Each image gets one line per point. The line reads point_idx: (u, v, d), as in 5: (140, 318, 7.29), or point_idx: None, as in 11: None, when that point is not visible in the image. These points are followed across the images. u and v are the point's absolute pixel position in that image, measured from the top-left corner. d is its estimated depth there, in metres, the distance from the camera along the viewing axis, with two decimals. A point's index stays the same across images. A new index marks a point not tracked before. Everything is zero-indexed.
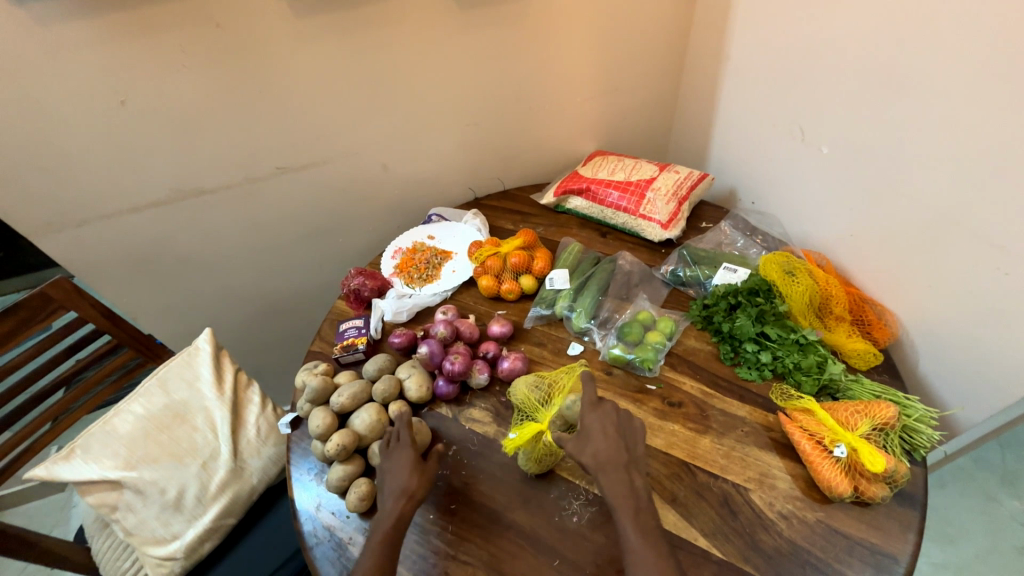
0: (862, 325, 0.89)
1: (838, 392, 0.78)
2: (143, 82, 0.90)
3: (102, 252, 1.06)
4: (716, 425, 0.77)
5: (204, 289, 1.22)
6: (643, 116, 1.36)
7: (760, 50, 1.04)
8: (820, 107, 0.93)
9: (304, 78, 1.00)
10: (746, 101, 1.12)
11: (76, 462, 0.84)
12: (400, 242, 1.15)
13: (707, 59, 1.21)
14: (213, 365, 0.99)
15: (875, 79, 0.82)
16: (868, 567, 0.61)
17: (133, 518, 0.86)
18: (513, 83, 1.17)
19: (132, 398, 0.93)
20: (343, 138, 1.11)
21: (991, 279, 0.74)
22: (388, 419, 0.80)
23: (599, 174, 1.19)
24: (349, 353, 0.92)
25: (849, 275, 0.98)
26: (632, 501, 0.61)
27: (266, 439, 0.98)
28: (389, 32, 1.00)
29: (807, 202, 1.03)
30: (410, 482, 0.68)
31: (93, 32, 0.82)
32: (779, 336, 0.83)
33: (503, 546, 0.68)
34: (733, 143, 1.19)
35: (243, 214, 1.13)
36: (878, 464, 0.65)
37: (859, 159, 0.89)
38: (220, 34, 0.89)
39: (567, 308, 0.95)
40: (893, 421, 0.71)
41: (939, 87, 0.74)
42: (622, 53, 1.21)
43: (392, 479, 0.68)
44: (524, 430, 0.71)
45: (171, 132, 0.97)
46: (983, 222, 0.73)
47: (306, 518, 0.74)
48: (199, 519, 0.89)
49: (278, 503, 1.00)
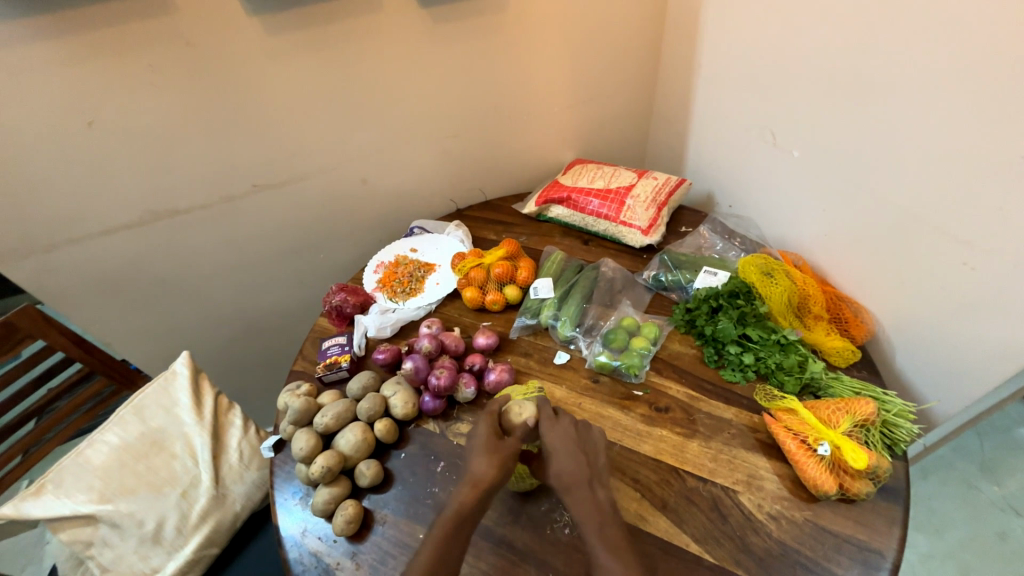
0: (840, 322, 0.91)
1: (820, 390, 0.79)
2: (113, 102, 0.88)
3: (71, 277, 1.02)
4: (703, 428, 0.77)
5: (182, 311, 1.19)
6: (620, 124, 1.38)
7: (729, 59, 1.07)
8: (790, 111, 0.96)
9: (279, 94, 0.99)
10: (719, 107, 1.14)
11: (47, 497, 0.81)
12: (382, 256, 1.14)
13: (679, 67, 1.24)
14: (191, 389, 0.96)
15: (840, 83, 0.85)
16: (857, 564, 0.62)
17: (110, 554, 0.82)
18: (491, 95, 1.18)
19: (106, 428, 0.90)
20: (322, 153, 1.10)
21: (958, 273, 0.77)
22: (374, 437, 0.79)
23: (579, 182, 1.20)
24: (333, 371, 0.89)
25: (825, 274, 1.00)
26: (596, 516, 0.62)
27: (249, 463, 0.95)
28: (364, 47, 1.00)
29: (782, 204, 1.05)
30: (480, 471, 0.65)
31: (58, 53, 0.80)
32: (760, 337, 0.84)
33: (494, 562, 0.67)
34: (708, 148, 1.22)
35: (220, 233, 1.11)
36: (860, 461, 0.66)
37: (829, 161, 0.91)
38: (191, 53, 0.88)
39: (551, 317, 0.95)
40: (873, 417, 0.72)
41: (900, 91, 0.77)
42: (597, 63, 1.23)
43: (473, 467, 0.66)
44: None
45: (142, 152, 0.94)
46: (948, 218, 0.76)
47: (292, 544, 0.72)
48: (180, 551, 0.86)
49: (263, 529, 0.97)
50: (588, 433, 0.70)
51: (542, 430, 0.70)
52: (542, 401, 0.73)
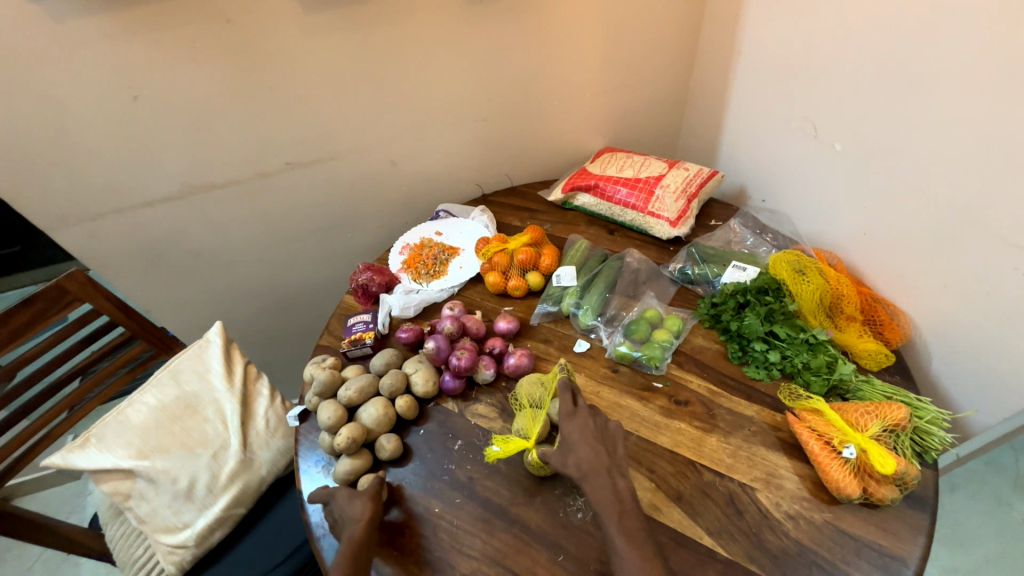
0: (874, 325, 0.88)
1: (848, 393, 0.77)
2: (156, 77, 0.91)
3: (115, 245, 1.07)
4: (723, 424, 0.76)
5: (216, 283, 1.24)
6: (652, 112, 1.34)
7: (772, 46, 1.03)
8: (834, 102, 0.92)
9: (313, 74, 1.00)
10: (757, 97, 1.10)
11: (91, 450, 0.86)
12: (408, 237, 1.16)
13: (718, 55, 1.20)
14: (224, 358, 1.01)
15: (890, 74, 0.81)
16: (876, 569, 0.61)
17: (146, 507, 0.88)
18: (522, 79, 1.16)
19: (145, 389, 0.95)
20: (353, 134, 1.11)
21: (1006, 279, 0.73)
22: (395, 413, 0.81)
23: (607, 171, 1.19)
24: (357, 348, 0.92)
25: (861, 274, 0.96)
26: (617, 505, 0.61)
27: (275, 431, 0.99)
28: (398, 27, 1.00)
29: (820, 200, 1.01)
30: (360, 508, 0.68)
31: (108, 28, 0.83)
32: (788, 336, 0.82)
33: (506, 541, 0.68)
34: (744, 140, 1.18)
35: (253, 209, 1.15)
36: (887, 466, 0.64)
37: (873, 156, 0.87)
38: (230, 30, 0.90)
39: (573, 305, 0.95)
40: (904, 422, 0.70)
41: (956, 84, 0.72)
42: (632, 48, 1.20)
43: (348, 511, 0.68)
44: (511, 445, 0.72)
45: (183, 127, 0.98)
46: (999, 221, 0.72)
47: (314, 509, 0.75)
48: (209, 509, 0.91)
49: (287, 494, 1.01)
50: (606, 426, 0.68)
51: (561, 421, 0.69)
52: (564, 391, 0.71)
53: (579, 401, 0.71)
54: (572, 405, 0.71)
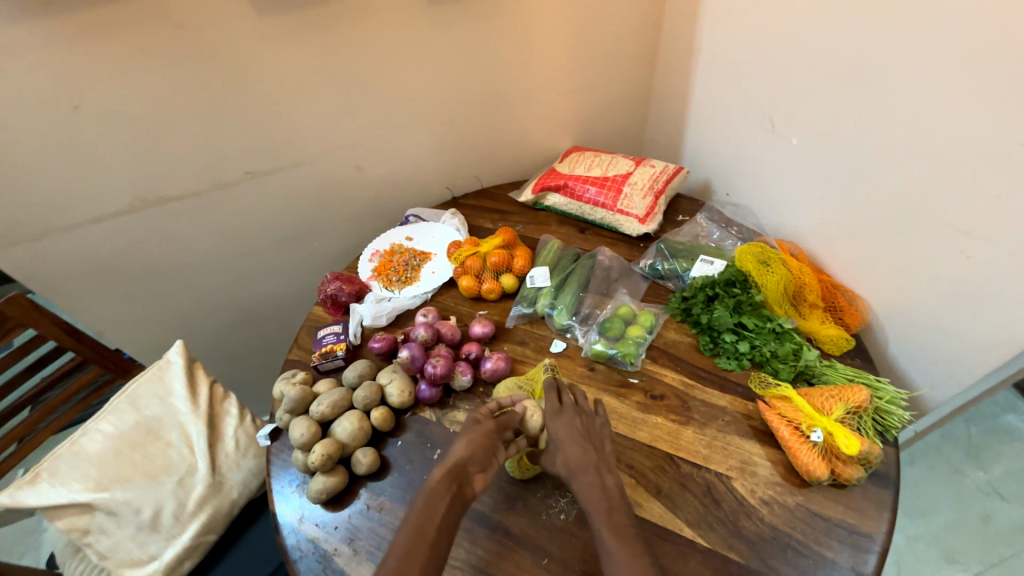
0: (834, 311, 0.91)
1: (814, 378, 0.80)
2: (99, 85, 0.85)
3: (60, 265, 1.01)
4: (698, 416, 0.78)
5: (175, 300, 1.18)
6: (617, 111, 1.36)
7: (729, 44, 1.06)
8: (789, 97, 0.95)
9: (270, 79, 0.97)
10: (717, 94, 1.13)
11: (43, 486, 0.81)
12: (377, 244, 1.13)
13: (678, 54, 1.22)
14: (186, 378, 0.96)
15: (842, 70, 0.84)
16: (846, 548, 0.63)
17: (107, 541, 0.83)
18: (488, 80, 1.16)
19: (101, 416, 0.89)
20: (315, 140, 1.08)
21: (953, 262, 0.77)
22: (370, 425, 0.79)
23: (576, 170, 1.19)
24: (329, 360, 0.89)
25: (821, 262, 1.00)
26: (604, 502, 0.62)
27: (245, 451, 0.95)
28: (358, 30, 0.97)
29: (779, 192, 1.05)
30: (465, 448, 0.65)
31: (40, 34, 0.78)
32: (756, 326, 0.85)
33: (490, 548, 0.67)
34: (706, 136, 1.21)
35: (212, 221, 1.10)
36: (852, 447, 0.67)
37: (827, 149, 0.91)
38: (178, 35, 0.86)
39: (548, 305, 0.95)
40: (865, 404, 0.73)
41: (901, 78, 0.76)
42: (595, 48, 1.21)
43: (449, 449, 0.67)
44: None
45: (130, 138, 0.92)
46: (945, 207, 0.76)
47: (289, 531, 0.73)
48: (177, 538, 0.86)
49: (261, 516, 0.97)
50: (593, 424, 0.70)
51: (547, 420, 0.70)
52: (549, 389, 0.72)
53: (565, 398, 0.72)
54: (558, 402, 0.71)
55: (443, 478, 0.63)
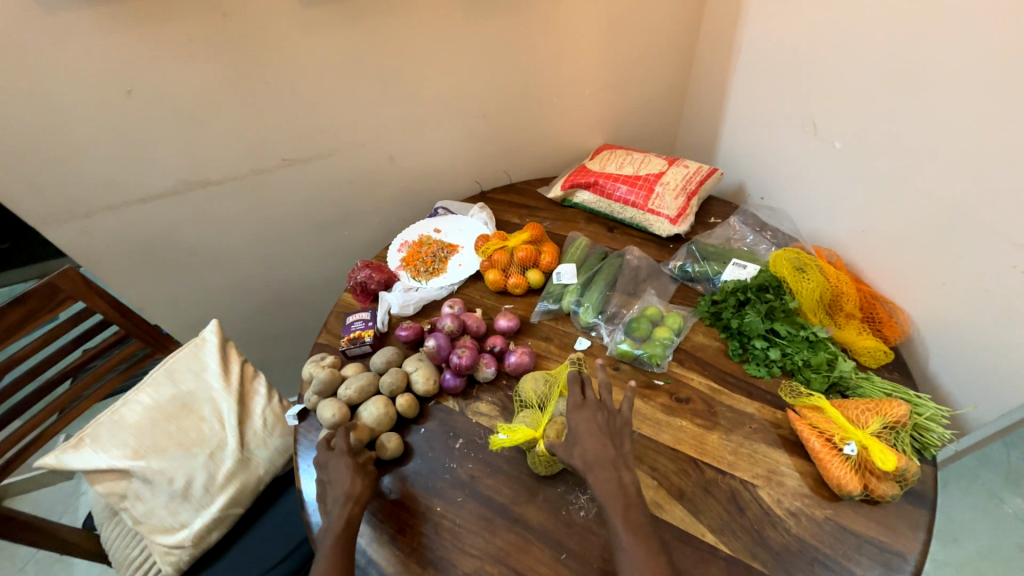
0: (873, 322, 0.88)
1: (848, 390, 0.78)
2: (150, 71, 0.89)
3: (108, 243, 1.06)
4: (724, 422, 0.77)
5: (211, 281, 1.22)
6: (651, 110, 1.34)
7: (771, 44, 1.03)
8: (833, 100, 0.92)
9: (310, 69, 0.99)
10: (757, 94, 1.10)
11: (86, 450, 0.85)
12: (406, 235, 1.15)
13: (717, 53, 1.19)
14: (220, 356, 1.00)
15: (892, 72, 0.80)
16: (877, 566, 0.61)
17: (142, 507, 0.87)
18: (521, 76, 1.15)
19: (140, 388, 0.94)
20: (351, 130, 1.10)
21: (1005, 277, 0.74)
22: (395, 412, 0.80)
23: (607, 168, 1.18)
24: (356, 346, 0.91)
25: (859, 271, 0.97)
26: (621, 498, 0.60)
27: (272, 430, 0.98)
28: (396, 22, 0.99)
29: (819, 198, 1.01)
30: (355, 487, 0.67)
31: (100, 21, 0.82)
32: (788, 333, 0.83)
33: (508, 539, 0.68)
34: (743, 137, 1.18)
35: (250, 206, 1.13)
36: (889, 462, 0.64)
37: (873, 154, 0.87)
38: (225, 24, 0.89)
39: (573, 303, 0.95)
40: (904, 419, 0.70)
41: (956, 82, 0.72)
42: (631, 44, 1.19)
43: (339, 489, 0.67)
44: (517, 434, 0.71)
45: (177, 123, 0.96)
46: (998, 218, 0.72)
47: (313, 509, 0.75)
48: (206, 508, 0.90)
49: (285, 493, 1.01)
50: (614, 420, 0.66)
51: (568, 412, 0.67)
52: (573, 381, 0.69)
53: (588, 392, 0.69)
54: (580, 395, 0.69)
55: (351, 522, 0.65)
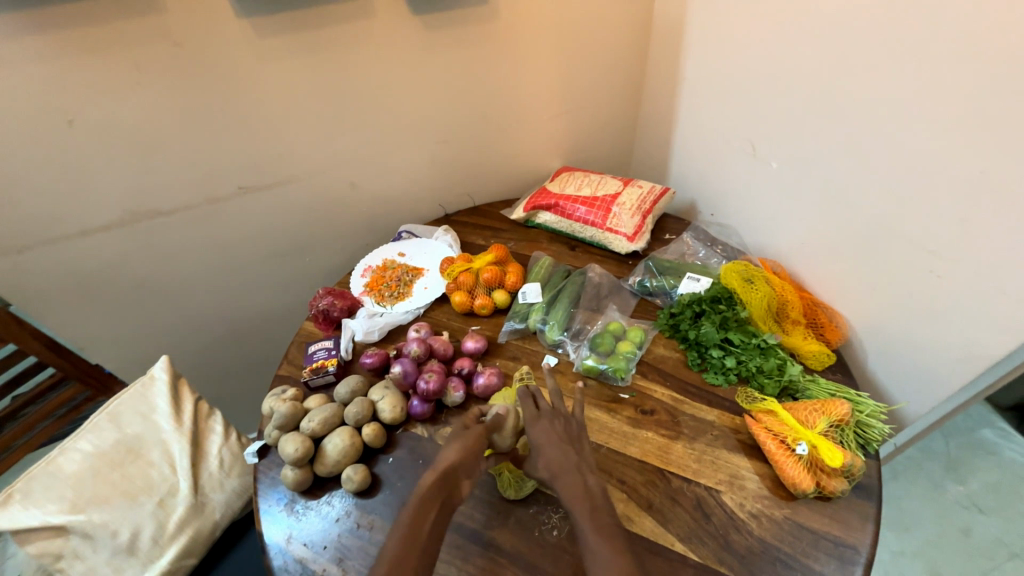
0: (816, 327, 0.96)
1: (798, 392, 0.82)
2: (94, 99, 0.86)
3: (42, 278, 0.98)
4: (687, 430, 0.79)
5: (161, 314, 1.16)
6: (606, 133, 1.41)
7: (711, 73, 1.11)
8: (768, 124, 1.00)
9: (267, 97, 0.98)
10: (701, 120, 1.18)
11: (15, 508, 0.78)
12: (369, 260, 1.14)
13: (664, 82, 1.28)
14: (171, 395, 0.94)
15: (816, 99, 0.89)
16: (833, 560, 0.64)
17: (81, 566, 0.79)
18: (481, 103, 1.19)
19: (79, 435, 0.86)
20: (311, 157, 1.09)
21: (924, 280, 0.81)
22: (362, 442, 0.78)
23: (566, 190, 1.22)
24: (319, 376, 0.89)
25: (802, 280, 1.04)
26: (588, 501, 0.60)
27: (230, 470, 0.94)
28: (356, 51, 1.00)
29: (762, 214, 1.09)
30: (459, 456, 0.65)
31: (37, 49, 0.78)
32: (741, 342, 0.87)
33: (482, 566, 0.67)
34: (691, 159, 1.26)
35: (203, 235, 1.09)
36: (835, 459, 0.69)
37: (806, 171, 0.95)
38: (177, 53, 0.87)
39: (539, 321, 0.97)
40: (847, 417, 0.75)
41: (871, 109, 0.81)
42: (584, 73, 1.26)
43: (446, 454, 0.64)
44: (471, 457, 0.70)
45: (124, 151, 0.93)
46: (913, 228, 0.80)
47: (276, 552, 0.71)
48: (155, 562, 0.83)
49: (244, 537, 0.95)
50: (572, 427, 0.69)
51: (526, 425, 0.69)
52: (524, 395, 0.72)
53: (541, 404, 0.72)
54: (537, 407, 0.72)
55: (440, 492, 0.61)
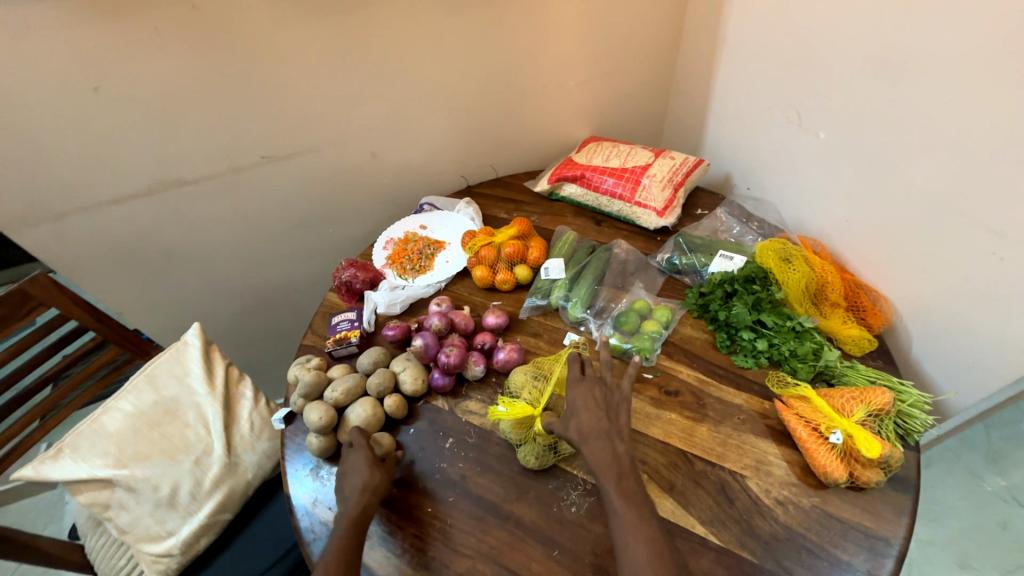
0: (858, 311, 0.89)
1: (833, 378, 0.78)
2: (118, 66, 0.85)
3: (81, 246, 1.02)
4: (713, 413, 0.77)
5: (192, 283, 1.19)
6: (637, 101, 1.33)
7: (756, 33, 1.02)
8: (817, 90, 0.92)
9: (287, 63, 0.96)
10: (742, 85, 1.10)
11: (65, 461, 0.83)
12: (391, 232, 1.13)
13: (702, 43, 1.19)
14: (203, 360, 0.98)
15: (875, 61, 0.80)
16: (862, 551, 0.62)
17: (127, 516, 0.85)
18: (505, 68, 1.14)
19: (121, 395, 0.91)
20: (332, 126, 1.08)
21: (985, 263, 0.74)
22: (384, 413, 0.80)
23: (593, 161, 1.17)
24: (342, 347, 0.90)
25: (844, 261, 0.98)
26: (615, 468, 0.61)
27: (260, 433, 0.97)
28: (376, 13, 0.96)
29: (805, 188, 1.02)
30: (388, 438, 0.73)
31: (61, 15, 0.78)
32: (775, 324, 0.83)
33: (501, 538, 0.68)
34: (728, 128, 1.18)
35: (229, 205, 1.10)
36: (873, 450, 0.65)
37: (857, 141, 0.87)
38: (196, 17, 0.85)
39: (562, 298, 0.94)
40: (887, 407, 0.71)
41: (938, 71, 0.72)
42: (616, 34, 1.18)
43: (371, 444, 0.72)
44: (518, 409, 0.72)
45: (149, 120, 0.93)
46: (976, 205, 0.73)
47: (303, 513, 0.74)
48: (194, 515, 0.88)
49: (276, 495, 0.99)
50: (614, 395, 0.67)
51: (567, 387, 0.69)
52: (572, 360, 0.70)
53: (587, 370, 0.71)
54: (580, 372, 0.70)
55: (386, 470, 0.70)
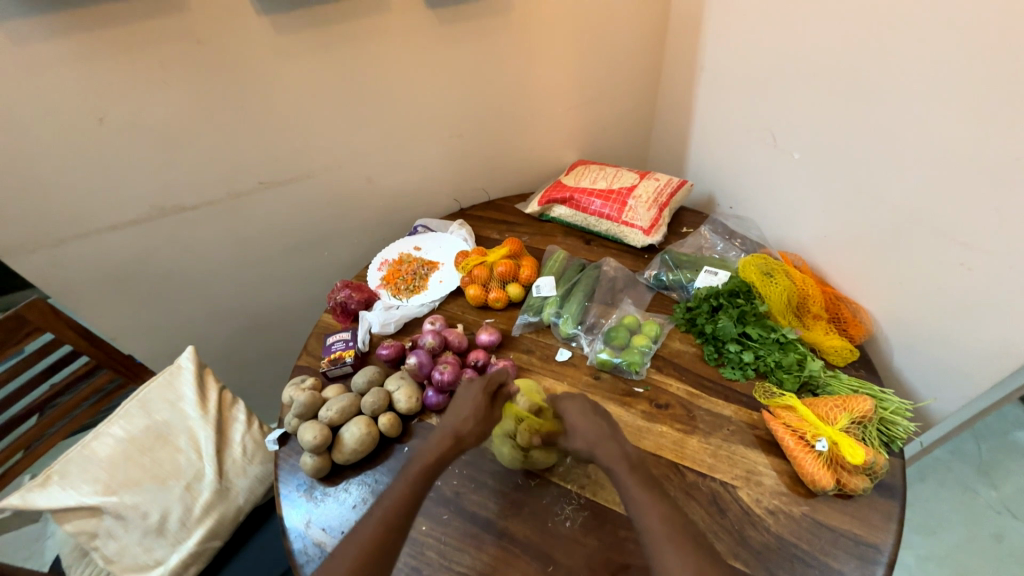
0: (838, 322, 0.92)
1: (818, 388, 0.80)
2: (122, 97, 0.89)
3: (77, 271, 1.03)
4: (703, 425, 0.79)
5: (187, 306, 1.20)
6: (622, 126, 1.39)
7: (732, 62, 1.08)
8: (791, 114, 0.97)
9: (287, 92, 1.00)
10: (720, 110, 1.16)
11: (53, 488, 0.82)
12: (386, 254, 1.15)
13: (682, 70, 1.25)
14: (197, 384, 0.97)
15: (843, 86, 0.86)
16: (853, 559, 0.63)
17: (114, 545, 0.83)
18: (496, 96, 1.19)
19: (111, 421, 0.90)
20: (329, 152, 1.11)
21: (955, 273, 0.78)
22: (378, 432, 0.80)
23: (581, 183, 1.22)
24: (337, 367, 0.91)
25: (824, 274, 1.02)
26: (627, 463, 0.66)
27: (253, 457, 0.97)
28: (372, 45, 1.01)
29: (784, 206, 1.06)
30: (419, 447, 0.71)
31: (70, 49, 0.81)
32: (759, 336, 0.85)
33: (496, 555, 0.67)
34: (710, 150, 1.23)
35: (226, 229, 1.12)
36: (857, 456, 0.67)
37: (830, 161, 0.92)
38: (200, 50, 0.89)
39: (553, 314, 0.96)
40: (870, 413, 0.73)
41: (898, 94, 0.78)
42: (600, 64, 1.25)
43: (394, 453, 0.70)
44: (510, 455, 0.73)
45: (151, 148, 0.96)
46: (943, 218, 0.77)
47: (295, 536, 0.73)
48: (183, 543, 0.87)
49: (267, 521, 0.98)
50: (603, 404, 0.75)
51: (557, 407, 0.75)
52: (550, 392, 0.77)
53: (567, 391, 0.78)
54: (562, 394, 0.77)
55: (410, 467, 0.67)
